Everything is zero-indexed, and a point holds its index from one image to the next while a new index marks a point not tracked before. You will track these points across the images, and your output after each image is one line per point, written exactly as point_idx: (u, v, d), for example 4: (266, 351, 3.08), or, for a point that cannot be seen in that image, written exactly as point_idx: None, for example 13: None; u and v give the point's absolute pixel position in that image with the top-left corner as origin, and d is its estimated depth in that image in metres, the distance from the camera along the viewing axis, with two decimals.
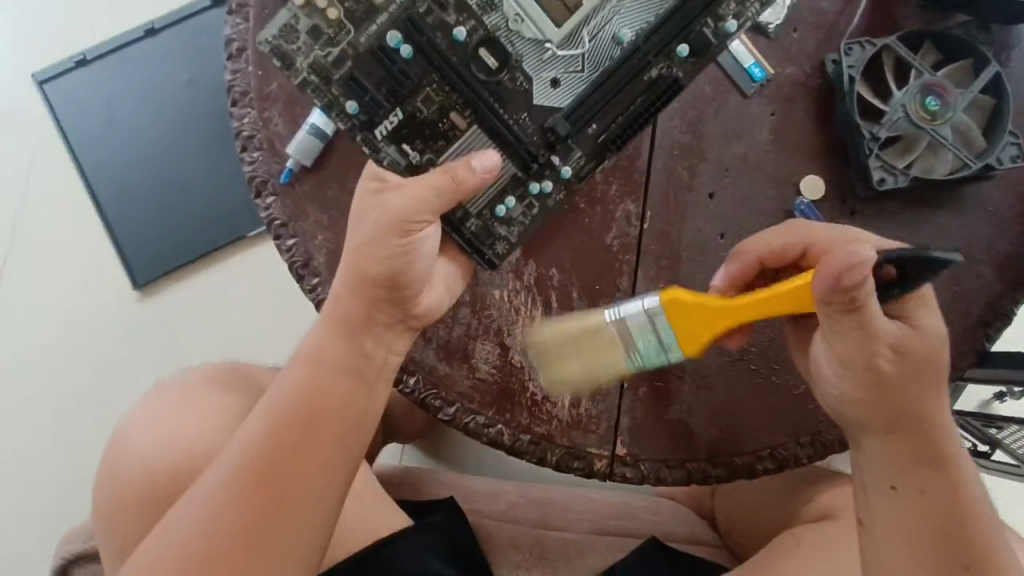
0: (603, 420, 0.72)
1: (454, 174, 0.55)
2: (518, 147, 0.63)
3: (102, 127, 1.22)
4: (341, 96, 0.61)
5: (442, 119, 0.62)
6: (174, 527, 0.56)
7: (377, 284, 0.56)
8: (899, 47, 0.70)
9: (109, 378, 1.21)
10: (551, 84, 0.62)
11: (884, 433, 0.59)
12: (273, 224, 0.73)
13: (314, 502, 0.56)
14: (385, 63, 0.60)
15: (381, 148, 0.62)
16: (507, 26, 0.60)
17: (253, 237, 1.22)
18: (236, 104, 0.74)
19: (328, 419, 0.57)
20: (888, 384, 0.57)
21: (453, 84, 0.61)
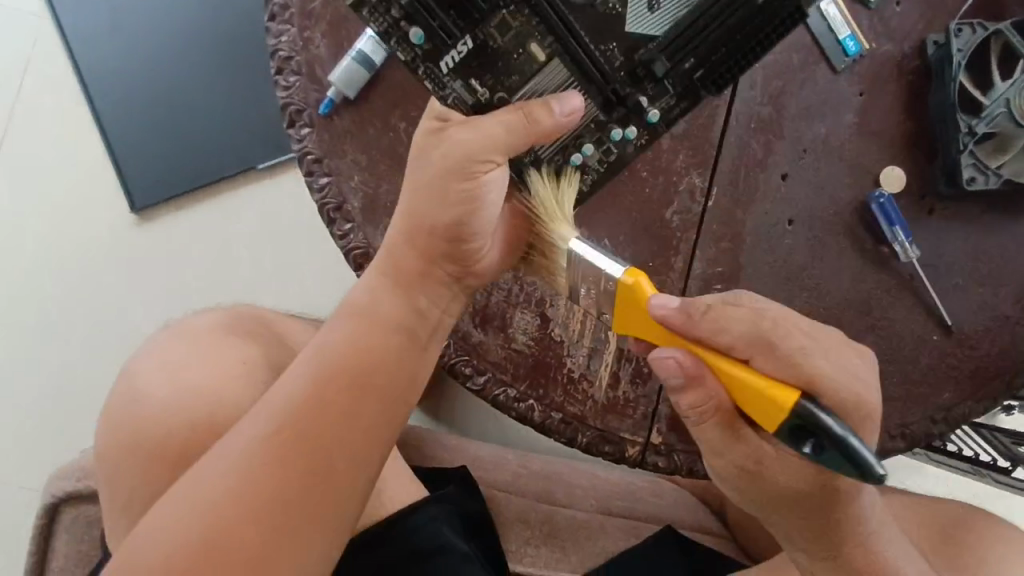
0: (640, 406, 0.68)
1: (529, 113, 0.50)
2: (603, 84, 0.54)
3: (110, 38, 1.12)
4: (401, 21, 0.49)
5: (518, 50, 0.51)
6: (198, 482, 0.51)
7: (436, 233, 0.54)
8: (1011, 34, 0.64)
9: (98, 304, 1.14)
10: (649, 9, 0.51)
11: (796, 521, 0.57)
12: (306, 158, 0.67)
13: (350, 468, 0.52)
14: None
15: (445, 83, 0.52)
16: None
17: (264, 169, 1.14)
18: (275, 19, 0.67)
19: (373, 386, 0.54)
20: (793, 491, 0.55)
21: (534, 4, 0.49)
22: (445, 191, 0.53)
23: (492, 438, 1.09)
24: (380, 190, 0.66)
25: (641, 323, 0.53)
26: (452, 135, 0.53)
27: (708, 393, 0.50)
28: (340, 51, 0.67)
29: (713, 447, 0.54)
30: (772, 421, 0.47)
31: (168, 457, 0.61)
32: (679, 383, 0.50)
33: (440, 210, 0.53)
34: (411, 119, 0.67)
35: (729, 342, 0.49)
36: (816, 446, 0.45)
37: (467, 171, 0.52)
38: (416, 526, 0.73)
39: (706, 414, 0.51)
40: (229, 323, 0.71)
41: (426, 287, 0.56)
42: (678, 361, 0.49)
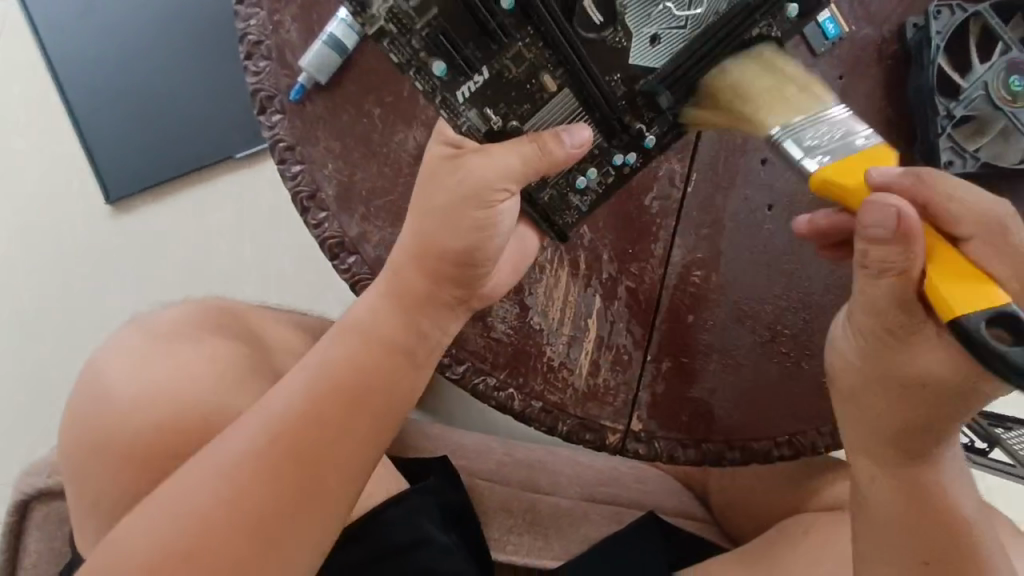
0: (620, 393, 0.68)
1: (541, 142, 0.50)
2: (608, 114, 0.54)
3: (79, 23, 1.08)
4: (423, 53, 0.48)
5: (531, 80, 0.51)
6: (181, 487, 0.51)
7: (446, 259, 0.53)
8: (989, 16, 0.64)
9: (72, 297, 1.12)
10: (650, 43, 0.52)
11: (892, 437, 0.54)
12: (278, 145, 0.65)
13: (339, 479, 0.52)
14: (481, 13, 0.47)
15: (460, 112, 0.51)
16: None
17: (242, 159, 1.12)
18: (243, 2, 0.65)
19: (368, 401, 0.53)
20: (917, 388, 0.50)
21: (551, 38, 0.49)
22: (458, 217, 0.52)
23: (476, 425, 1.09)
24: (354, 178, 0.65)
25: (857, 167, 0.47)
26: (469, 162, 0.51)
27: (906, 252, 0.44)
28: (311, 35, 0.66)
29: (874, 313, 0.48)
30: (955, 310, 0.42)
31: (140, 452, 0.61)
32: (870, 239, 0.44)
33: (453, 236, 0.52)
34: (385, 105, 0.65)
35: (956, 217, 0.44)
36: (1011, 341, 0.40)
37: (482, 199, 0.51)
38: (397, 517, 0.73)
39: (885, 275, 0.45)
40: (200, 314, 0.70)
41: (428, 313, 0.55)
42: (891, 228, 0.43)
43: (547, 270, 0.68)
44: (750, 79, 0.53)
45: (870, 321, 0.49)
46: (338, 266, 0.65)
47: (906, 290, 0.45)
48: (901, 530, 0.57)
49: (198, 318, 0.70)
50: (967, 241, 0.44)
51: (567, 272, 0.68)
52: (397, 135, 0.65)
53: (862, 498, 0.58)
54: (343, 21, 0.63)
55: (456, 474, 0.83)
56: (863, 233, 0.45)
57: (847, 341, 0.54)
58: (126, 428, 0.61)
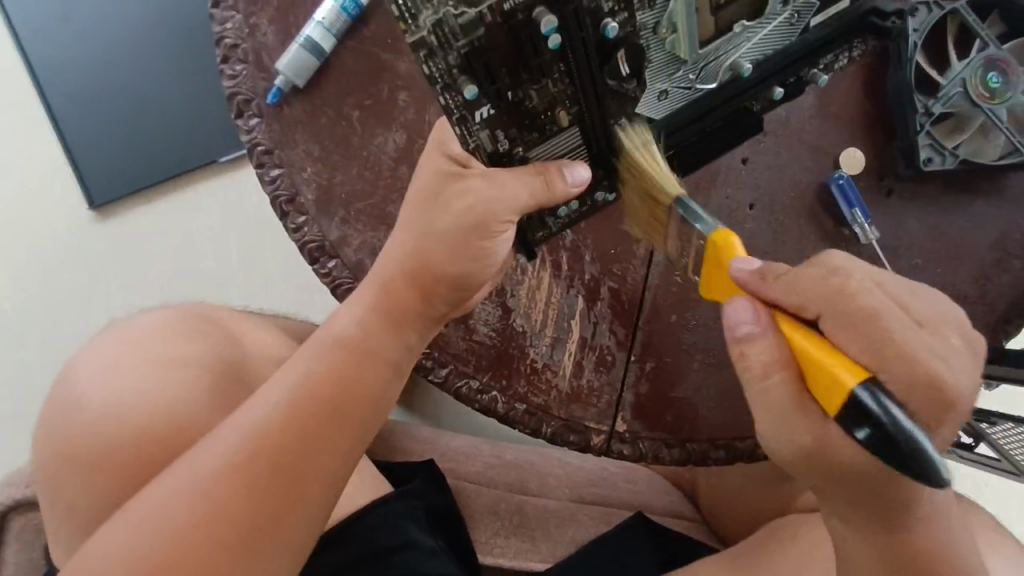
0: (604, 394, 0.67)
1: (546, 177, 0.50)
2: (604, 155, 0.54)
3: (58, 26, 1.06)
4: (456, 70, 0.44)
5: (547, 113, 0.49)
6: (154, 503, 0.50)
7: (440, 279, 0.54)
8: (967, 13, 0.63)
9: (56, 303, 1.11)
10: (660, 97, 0.52)
11: (851, 512, 0.51)
12: (256, 149, 0.65)
13: (318, 488, 0.52)
14: (523, 47, 0.44)
15: (473, 131, 0.49)
16: (654, 27, 0.47)
17: (227, 162, 1.12)
18: (219, 5, 0.65)
19: (347, 411, 0.53)
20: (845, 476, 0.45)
21: (580, 82, 0.47)
22: (464, 244, 0.53)
23: (465, 429, 1.09)
24: (334, 181, 0.64)
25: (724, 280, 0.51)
26: (471, 185, 0.52)
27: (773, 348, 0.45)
28: (288, 38, 0.65)
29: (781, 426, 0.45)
30: (833, 402, 0.42)
31: (119, 460, 0.60)
32: (742, 342, 0.45)
33: (452, 264, 0.54)
34: (364, 107, 0.65)
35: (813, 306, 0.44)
36: (873, 430, 0.40)
37: (487, 229, 0.52)
38: (378, 521, 0.73)
39: (770, 372, 0.45)
40: (174, 319, 0.70)
41: (416, 325, 0.56)
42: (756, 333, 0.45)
43: (529, 271, 0.68)
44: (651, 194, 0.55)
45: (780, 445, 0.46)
46: (318, 270, 0.64)
47: (792, 388, 0.44)
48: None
49: (172, 324, 0.69)
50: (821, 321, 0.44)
51: (549, 273, 0.68)
52: (377, 138, 0.64)
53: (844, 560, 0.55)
54: (320, 23, 0.63)
55: (442, 476, 0.83)
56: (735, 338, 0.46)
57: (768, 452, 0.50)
58: (103, 435, 0.61)
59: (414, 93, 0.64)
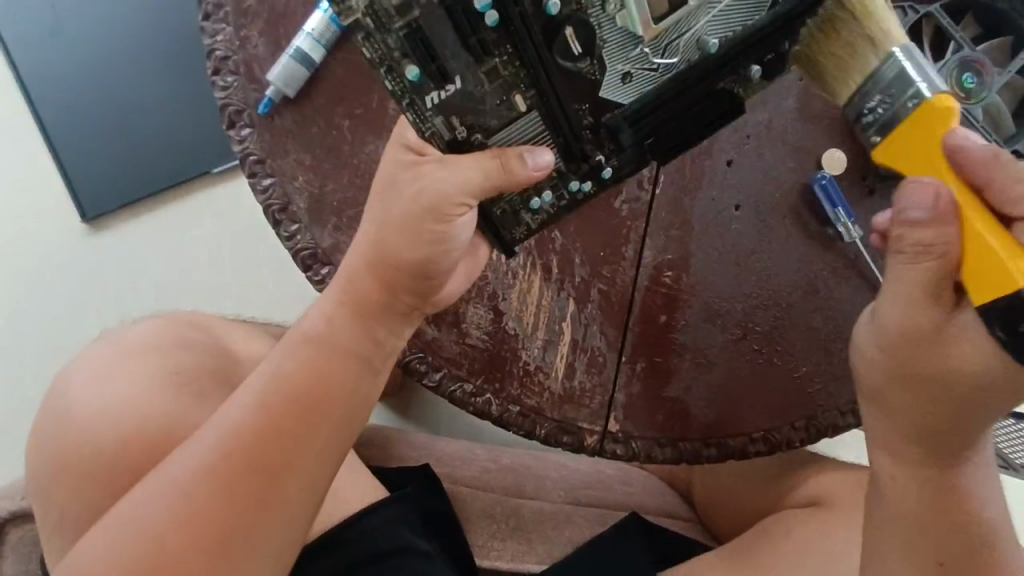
0: (596, 395, 0.68)
1: (501, 161, 0.50)
2: (570, 142, 0.53)
3: (50, 43, 1.06)
4: (398, 52, 0.46)
5: (501, 97, 0.49)
6: (140, 508, 0.53)
7: (402, 268, 0.55)
8: (942, 16, 0.66)
9: (49, 317, 1.11)
10: (624, 80, 0.50)
11: (926, 443, 0.54)
12: (248, 159, 0.66)
13: (296, 488, 0.54)
14: (461, 26, 0.45)
15: (426, 116, 0.50)
16: (603, 4, 0.47)
17: (218, 174, 1.12)
18: (209, 18, 0.66)
19: (321, 413, 0.55)
20: (942, 380, 0.50)
21: (529, 62, 0.47)
22: (418, 230, 0.54)
23: (461, 434, 1.09)
24: (325, 189, 0.65)
25: (913, 145, 0.49)
26: (426, 170, 0.53)
27: (942, 234, 0.46)
28: (278, 50, 0.66)
29: (912, 305, 0.50)
30: (985, 297, 0.45)
31: (114, 471, 0.61)
32: (903, 224, 0.47)
33: (409, 248, 0.54)
34: (354, 116, 0.66)
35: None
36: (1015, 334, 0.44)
37: (441, 213, 0.53)
38: (374, 524, 0.73)
39: (922, 257, 0.48)
40: (167, 329, 0.70)
41: (382, 318, 0.57)
42: (924, 219, 0.46)
43: (519, 275, 0.69)
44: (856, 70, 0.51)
45: (901, 312, 0.50)
46: (312, 277, 0.65)
47: (936, 274, 0.48)
48: (911, 531, 0.56)
49: (164, 333, 0.70)
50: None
51: (540, 276, 0.69)
52: (367, 146, 0.65)
53: (881, 499, 0.58)
54: (310, 34, 0.64)
55: (438, 481, 0.83)
56: (901, 220, 0.47)
57: (867, 338, 0.55)
58: (99, 446, 0.61)
59: None
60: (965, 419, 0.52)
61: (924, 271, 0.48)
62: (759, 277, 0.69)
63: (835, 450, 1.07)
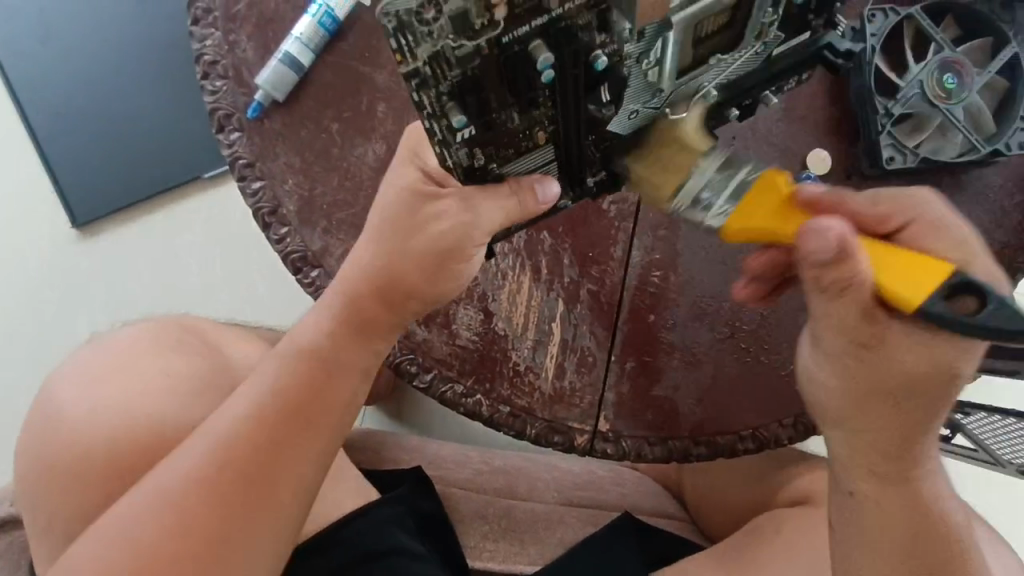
0: (587, 395, 0.69)
1: (519, 197, 0.52)
2: (572, 168, 0.54)
3: (40, 49, 1.06)
4: (446, 98, 0.43)
5: (528, 134, 0.48)
6: (128, 514, 0.53)
7: (415, 297, 0.56)
8: (922, 18, 0.67)
9: (40, 324, 1.11)
10: (631, 117, 0.51)
11: (888, 448, 0.51)
12: (237, 163, 0.66)
13: (286, 491, 0.54)
14: (514, 77, 0.43)
15: (452, 150, 0.47)
16: (642, 58, 0.47)
17: (209, 179, 1.12)
18: (198, 23, 0.66)
19: (312, 417, 0.55)
20: (897, 380, 0.46)
21: (568, 110, 0.46)
22: (437, 268, 0.55)
23: (453, 437, 1.09)
24: (314, 192, 0.66)
25: (762, 216, 0.52)
26: (444, 207, 0.53)
27: (857, 268, 0.43)
28: (267, 54, 0.67)
29: (844, 333, 0.46)
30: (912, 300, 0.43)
31: (106, 474, 0.61)
32: (822, 266, 0.44)
33: (428, 284, 0.55)
34: (343, 119, 0.66)
35: (881, 216, 0.50)
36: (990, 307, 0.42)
37: (461, 253, 0.54)
38: (371, 524, 0.74)
39: (840, 291, 0.44)
40: (155, 333, 0.70)
41: (377, 329, 0.57)
42: (844, 245, 0.43)
43: (509, 276, 0.69)
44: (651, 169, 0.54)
45: (835, 334, 0.47)
46: (302, 280, 0.65)
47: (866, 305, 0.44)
48: (878, 551, 0.54)
49: (153, 337, 0.70)
50: (901, 229, 0.50)
51: (529, 277, 0.69)
52: (357, 149, 0.66)
53: (848, 517, 0.55)
54: (298, 38, 0.65)
55: (431, 482, 0.83)
56: (812, 263, 0.44)
57: (815, 360, 0.50)
58: (90, 448, 0.62)
59: (393, 105, 0.66)
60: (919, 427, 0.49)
61: (847, 309, 0.45)
62: None
63: (825, 449, 1.08)
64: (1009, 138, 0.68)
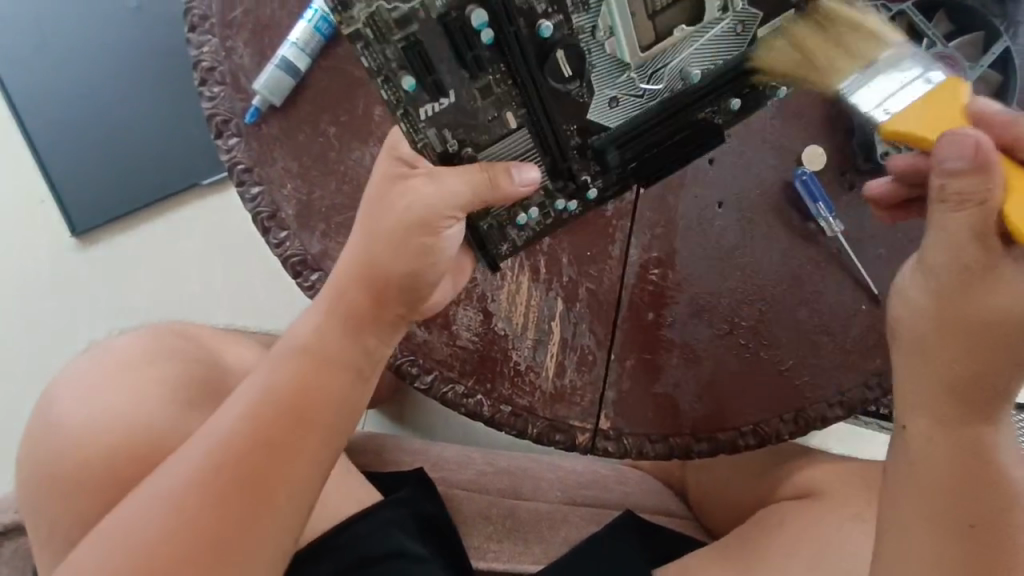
0: (587, 393, 0.69)
1: (489, 176, 0.52)
2: (558, 158, 0.56)
3: (37, 58, 1.06)
4: (395, 63, 0.48)
5: (493, 113, 0.53)
6: (131, 517, 0.53)
7: (394, 282, 0.56)
8: (914, 14, 0.68)
9: (41, 333, 1.11)
10: (609, 105, 0.55)
11: (969, 394, 0.51)
12: (236, 168, 0.66)
13: (293, 494, 0.55)
14: (458, 43, 0.48)
15: (419, 127, 0.52)
16: (593, 31, 0.52)
17: (208, 186, 1.13)
18: (195, 30, 0.67)
19: (319, 419, 0.56)
20: (988, 323, 0.48)
21: (518, 78, 0.51)
22: (404, 243, 0.55)
23: (456, 439, 1.09)
24: (313, 196, 0.66)
25: (938, 116, 0.49)
26: (414, 185, 0.54)
27: (986, 184, 0.44)
28: (264, 60, 0.67)
29: (953, 253, 0.47)
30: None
31: (109, 480, 0.61)
32: (948, 175, 0.45)
33: (398, 262, 0.55)
34: (341, 123, 0.67)
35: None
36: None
37: (431, 226, 0.54)
38: (367, 530, 0.74)
39: (964, 207, 0.45)
40: (157, 339, 0.71)
41: (381, 329, 0.58)
42: (965, 167, 0.44)
43: (508, 276, 0.69)
44: (817, 51, 0.55)
45: (943, 255, 0.48)
46: (301, 284, 0.66)
47: (980, 224, 0.46)
48: (937, 507, 0.52)
49: (154, 343, 0.70)
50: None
51: (528, 277, 0.69)
52: (354, 152, 0.66)
53: (908, 466, 0.53)
54: (294, 44, 0.65)
55: (433, 483, 0.84)
56: (939, 171, 0.45)
57: (912, 282, 0.51)
58: (92, 456, 0.62)
59: (390, 108, 0.66)
60: (1006, 370, 0.49)
61: (955, 228, 0.46)
62: (744, 272, 0.70)
63: (828, 444, 1.08)
64: None
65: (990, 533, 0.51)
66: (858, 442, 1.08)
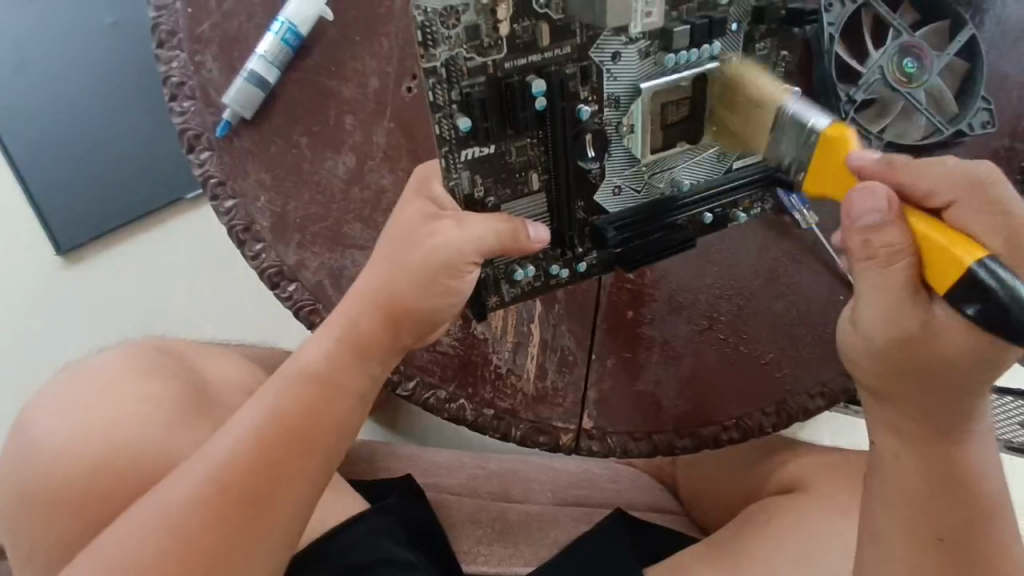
0: (569, 394, 0.69)
1: (513, 228, 0.53)
2: (559, 227, 0.58)
3: (10, 77, 1.01)
4: (455, 105, 0.51)
5: (521, 173, 0.55)
6: (123, 538, 0.53)
7: (410, 313, 0.57)
8: (878, 5, 0.67)
9: (18, 347, 1.08)
10: (614, 191, 0.59)
11: (931, 415, 0.49)
12: (209, 182, 0.66)
13: (285, 510, 0.55)
14: (516, 103, 0.52)
15: (456, 167, 0.53)
16: (619, 126, 0.57)
17: (191, 200, 1.17)
18: (163, 46, 0.67)
19: (314, 437, 0.56)
20: (920, 361, 0.46)
21: (551, 153, 0.55)
22: (430, 283, 0.55)
23: (447, 443, 1.10)
24: (288, 208, 0.66)
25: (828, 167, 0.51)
26: (444, 228, 0.54)
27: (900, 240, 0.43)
28: (232, 73, 0.67)
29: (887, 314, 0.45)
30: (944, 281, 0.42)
31: (90, 495, 0.61)
32: (867, 232, 0.44)
33: (418, 296, 0.56)
34: (313, 134, 0.67)
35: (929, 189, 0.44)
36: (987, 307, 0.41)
37: (455, 270, 0.54)
38: (355, 538, 0.73)
39: (895, 259, 0.43)
40: (138, 355, 0.71)
41: (381, 351, 0.58)
42: (884, 221, 0.43)
43: None
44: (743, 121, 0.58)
45: (877, 319, 0.46)
46: (279, 294, 0.66)
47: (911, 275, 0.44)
48: (916, 526, 0.53)
49: (136, 360, 0.70)
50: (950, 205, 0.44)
51: None
52: (328, 162, 0.67)
53: (878, 478, 0.54)
54: (262, 56, 0.65)
55: (421, 492, 0.84)
56: (857, 230, 0.44)
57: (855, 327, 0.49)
58: (74, 474, 0.62)
59: (362, 117, 0.67)
60: (947, 402, 0.48)
61: (895, 286, 0.44)
62: (721, 268, 0.71)
63: (819, 435, 1.08)
64: (971, 119, 0.70)
65: (959, 546, 0.52)
66: (848, 429, 1.08)
